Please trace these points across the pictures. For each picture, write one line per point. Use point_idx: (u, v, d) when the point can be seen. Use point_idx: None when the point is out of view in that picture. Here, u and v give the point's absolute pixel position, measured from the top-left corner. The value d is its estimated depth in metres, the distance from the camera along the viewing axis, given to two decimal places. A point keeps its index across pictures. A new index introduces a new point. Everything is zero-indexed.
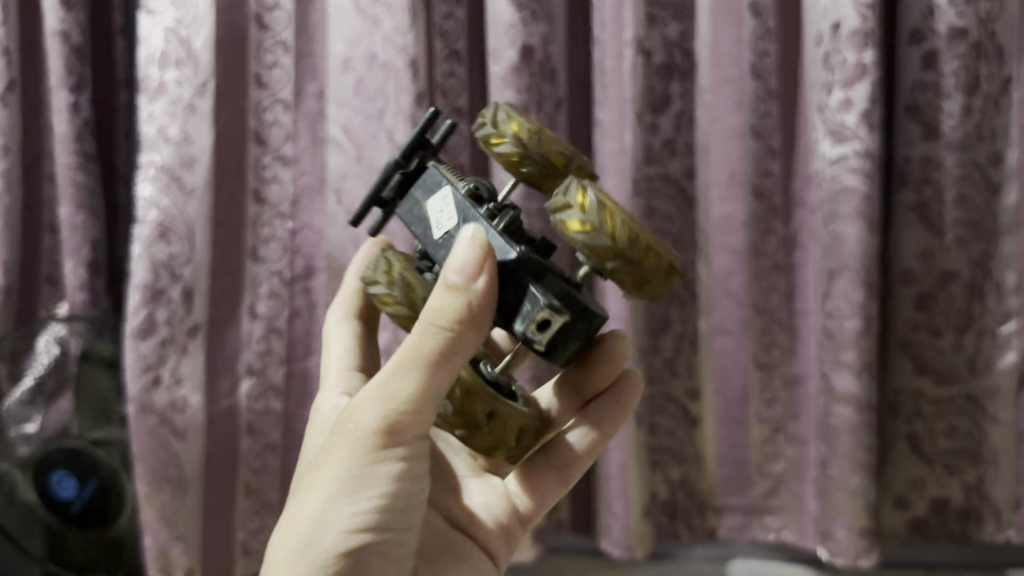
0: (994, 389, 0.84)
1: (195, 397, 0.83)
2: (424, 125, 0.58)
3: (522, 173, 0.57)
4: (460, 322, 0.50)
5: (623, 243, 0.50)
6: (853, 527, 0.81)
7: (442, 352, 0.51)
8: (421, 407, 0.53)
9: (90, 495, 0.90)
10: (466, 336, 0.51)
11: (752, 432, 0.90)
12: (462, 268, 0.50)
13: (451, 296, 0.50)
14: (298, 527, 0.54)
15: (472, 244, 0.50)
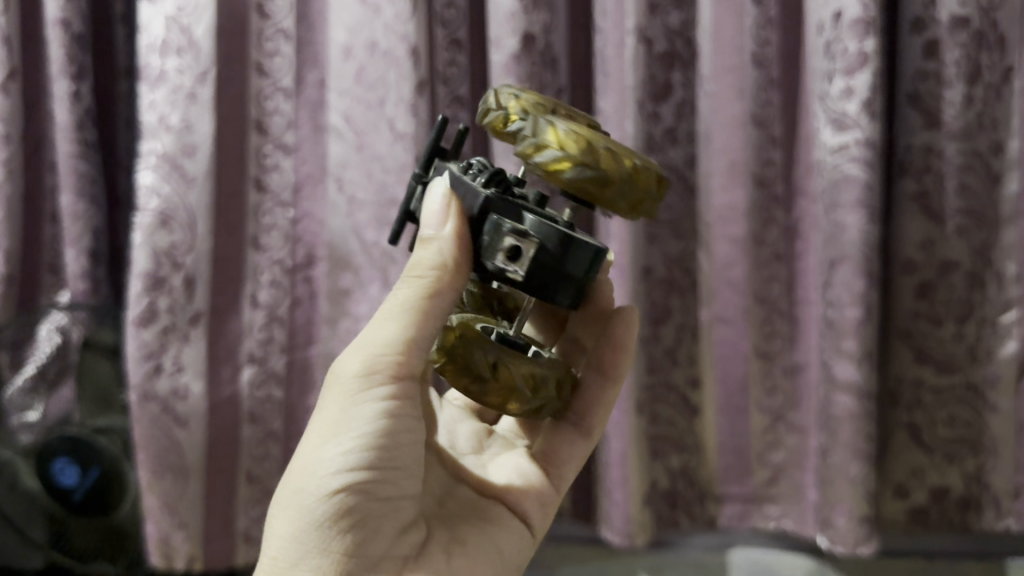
0: (996, 378, 0.85)
1: (196, 385, 0.84)
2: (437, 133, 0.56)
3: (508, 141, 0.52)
4: (436, 270, 0.51)
5: (577, 149, 0.48)
6: (852, 515, 0.81)
7: (419, 300, 0.51)
8: (399, 354, 0.53)
9: (92, 482, 0.87)
10: (446, 284, 0.51)
11: (752, 422, 0.91)
12: (433, 219, 0.50)
13: (426, 247, 0.50)
14: (292, 480, 0.56)
15: (442, 193, 0.50)
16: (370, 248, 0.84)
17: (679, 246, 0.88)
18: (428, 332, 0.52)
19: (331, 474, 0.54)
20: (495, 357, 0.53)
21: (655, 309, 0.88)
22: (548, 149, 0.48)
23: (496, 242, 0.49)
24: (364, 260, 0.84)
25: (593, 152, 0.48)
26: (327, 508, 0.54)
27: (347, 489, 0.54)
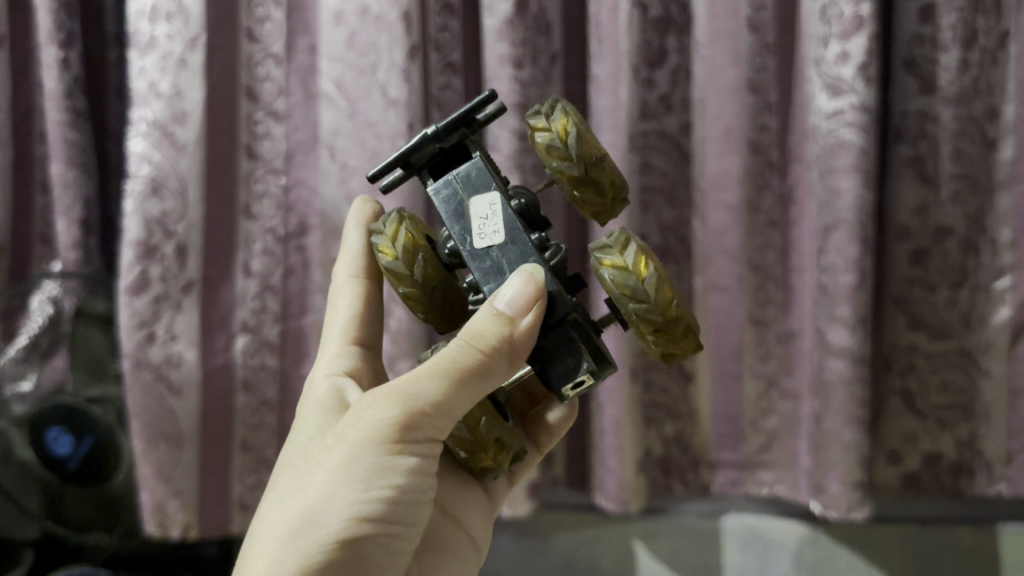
0: (989, 344, 0.85)
1: (190, 353, 0.83)
2: (477, 106, 0.58)
3: (576, 193, 0.59)
4: (498, 349, 0.53)
5: (670, 321, 0.55)
6: (846, 480, 0.82)
7: (473, 369, 0.54)
8: (439, 412, 0.54)
9: (87, 452, 0.88)
10: (497, 362, 0.54)
11: (746, 388, 0.90)
12: (514, 302, 0.53)
13: (495, 322, 0.53)
14: (298, 509, 0.56)
15: (529, 280, 0.53)
16: None
17: (674, 214, 0.88)
18: (467, 398, 0.55)
19: (348, 518, 0.55)
20: (498, 433, 0.58)
21: None
22: (641, 300, 0.54)
23: (566, 365, 0.56)
24: None
25: (671, 325, 0.55)
26: (337, 545, 0.55)
27: (361, 533, 0.55)
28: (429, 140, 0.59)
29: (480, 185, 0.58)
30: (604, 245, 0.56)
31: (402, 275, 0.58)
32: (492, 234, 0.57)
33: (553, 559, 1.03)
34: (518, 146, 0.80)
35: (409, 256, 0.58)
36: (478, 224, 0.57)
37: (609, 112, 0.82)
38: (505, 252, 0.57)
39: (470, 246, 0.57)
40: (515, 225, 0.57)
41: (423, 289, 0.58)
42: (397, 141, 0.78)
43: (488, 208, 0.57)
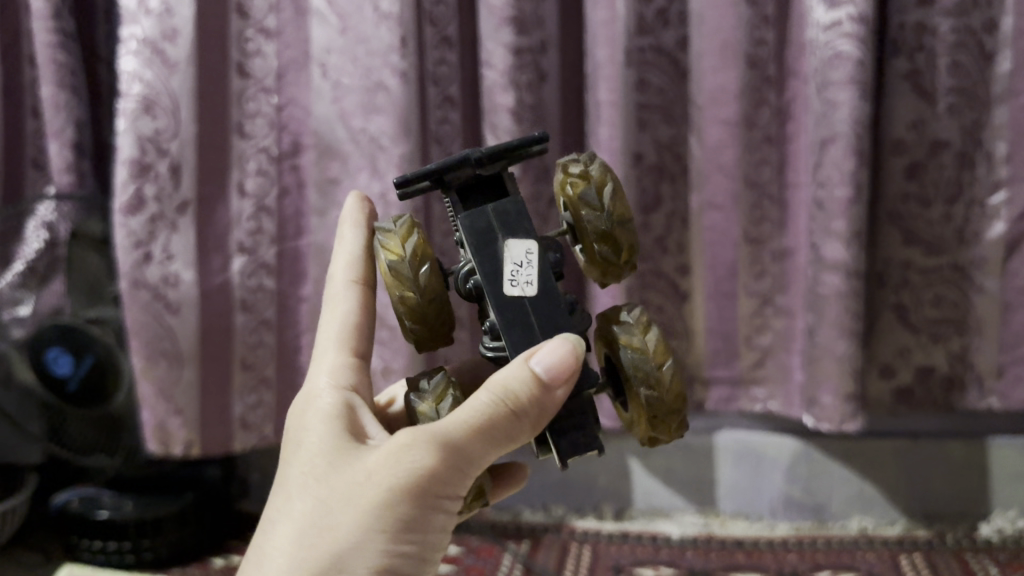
0: (983, 259, 0.85)
1: (187, 274, 0.83)
2: (527, 141, 0.53)
3: (591, 248, 0.53)
4: (526, 410, 0.49)
5: (675, 411, 0.53)
6: (838, 393, 0.83)
7: (502, 421, 0.49)
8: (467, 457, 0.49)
9: (86, 372, 0.88)
10: (522, 424, 0.50)
11: (741, 306, 0.91)
12: (552, 365, 0.49)
13: (531, 383, 0.49)
14: (315, 552, 0.47)
15: (566, 347, 0.49)
16: (357, 135, 0.82)
17: (671, 132, 0.88)
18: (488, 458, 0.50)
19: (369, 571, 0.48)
20: (479, 481, 0.54)
21: (644, 196, 0.88)
22: (653, 386, 0.52)
23: (567, 428, 0.53)
24: (352, 149, 0.83)
25: (671, 419, 0.53)
26: None
27: None
28: (467, 163, 0.52)
29: (516, 225, 0.52)
30: (625, 323, 0.54)
31: (403, 287, 0.53)
32: (526, 284, 0.52)
33: (550, 476, 1.04)
34: (514, 61, 0.78)
35: (414, 271, 0.53)
36: (512, 269, 0.51)
37: (604, 27, 0.81)
38: (536, 307, 0.52)
39: (497, 289, 0.51)
40: (550, 284, 0.52)
41: (422, 312, 0.53)
42: (390, 56, 0.77)
43: (524, 254, 0.52)
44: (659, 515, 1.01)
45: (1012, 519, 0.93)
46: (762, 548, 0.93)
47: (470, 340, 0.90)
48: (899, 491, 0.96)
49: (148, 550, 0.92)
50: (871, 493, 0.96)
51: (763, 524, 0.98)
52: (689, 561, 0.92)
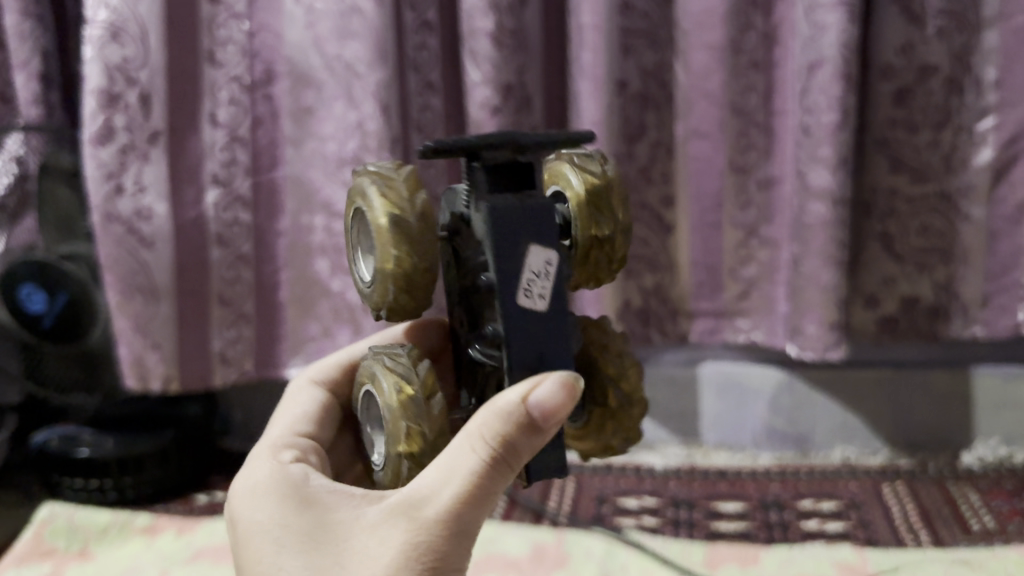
0: (970, 187, 0.84)
1: (159, 207, 0.80)
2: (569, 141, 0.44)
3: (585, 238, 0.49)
4: (523, 453, 0.41)
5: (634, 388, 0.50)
6: (822, 322, 0.83)
7: (493, 482, 0.41)
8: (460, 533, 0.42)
9: (61, 308, 0.86)
10: (502, 467, 0.41)
11: (725, 237, 0.89)
12: (546, 407, 0.40)
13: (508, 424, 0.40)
14: None
15: (561, 380, 0.41)
16: (332, 62, 0.79)
17: (656, 58, 0.85)
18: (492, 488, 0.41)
19: None
20: None
21: (629, 125, 0.86)
22: (627, 398, 0.50)
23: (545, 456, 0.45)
24: (326, 77, 0.80)
25: (625, 429, 0.52)
26: None
27: None
28: (511, 145, 0.43)
29: (545, 227, 0.43)
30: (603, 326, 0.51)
31: (414, 233, 0.45)
32: (539, 298, 0.43)
33: None
34: None
35: (417, 220, 0.45)
36: (528, 279, 0.43)
37: None
38: (543, 326, 0.43)
39: (508, 296, 0.42)
40: (561, 298, 0.44)
41: (419, 259, 0.45)
42: None
43: (545, 266, 0.43)
44: (642, 448, 1.01)
45: (994, 448, 0.94)
46: (745, 478, 0.94)
47: None
48: (882, 422, 0.96)
49: (130, 487, 0.92)
50: (854, 424, 0.96)
51: (746, 455, 0.99)
52: (672, 491, 0.92)
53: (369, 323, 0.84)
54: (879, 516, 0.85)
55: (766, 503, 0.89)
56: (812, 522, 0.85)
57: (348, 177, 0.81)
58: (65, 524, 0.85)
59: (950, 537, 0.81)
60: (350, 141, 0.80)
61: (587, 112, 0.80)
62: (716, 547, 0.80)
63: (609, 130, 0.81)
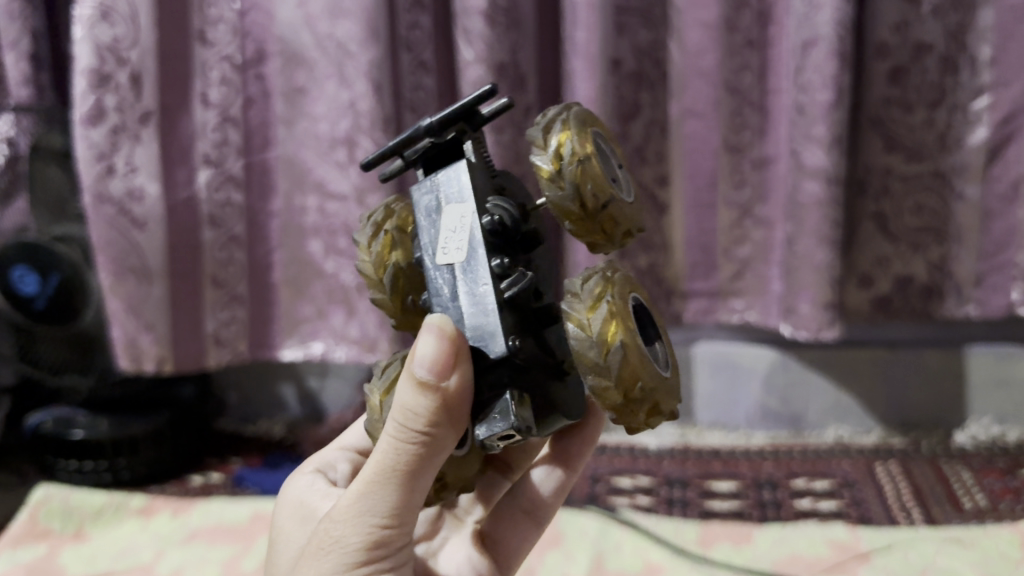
0: (964, 166, 0.84)
1: (151, 187, 0.80)
2: (474, 100, 0.46)
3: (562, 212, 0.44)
4: (435, 424, 0.41)
5: (615, 362, 0.40)
6: (816, 302, 0.83)
7: (417, 462, 0.42)
8: (405, 511, 0.44)
9: (54, 290, 0.86)
10: (430, 440, 0.41)
11: (720, 217, 0.89)
12: (431, 367, 0.40)
13: (418, 396, 0.40)
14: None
15: (437, 334, 0.40)
16: (324, 41, 0.79)
17: (650, 36, 0.84)
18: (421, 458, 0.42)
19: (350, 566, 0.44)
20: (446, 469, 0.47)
21: (622, 104, 0.85)
22: (601, 375, 0.41)
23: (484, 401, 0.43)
24: (318, 55, 0.80)
25: (633, 407, 0.41)
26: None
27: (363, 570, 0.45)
28: (420, 133, 0.47)
29: (457, 190, 0.45)
30: (575, 295, 0.43)
31: (395, 241, 0.49)
32: (454, 251, 0.44)
33: None
34: None
35: (372, 235, 0.49)
36: (445, 239, 0.45)
37: None
38: (462, 274, 0.44)
39: (434, 259, 0.45)
40: (479, 246, 0.44)
41: (377, 261, 0.49)
42: None
43: (458, 221, 0.44)
44: None
45: (987, 426, 0.94)
46: (738, 457, 0.94)
47: None
48: (876, 402, 0.97)
49: (125, 468, 0.92)
50: (848, 403, 0.97)
51: (740, 434, 0.99)
52: (666, 470, 0.92)
53: (362, 304, 0.84)
54: (872, 495, 0.85)
55: (760, 482, 0.89)
56: (805, 500, 0.85)
57: (341, 157, 0.80)
58: (60, 505, 0.85)
59: (942, 515, 0.81)
60: (342, 120, 0.79)
61: (581, 92, 0.80)
62: (710, 526, 0.80)
63: (603, 109, 0.81)
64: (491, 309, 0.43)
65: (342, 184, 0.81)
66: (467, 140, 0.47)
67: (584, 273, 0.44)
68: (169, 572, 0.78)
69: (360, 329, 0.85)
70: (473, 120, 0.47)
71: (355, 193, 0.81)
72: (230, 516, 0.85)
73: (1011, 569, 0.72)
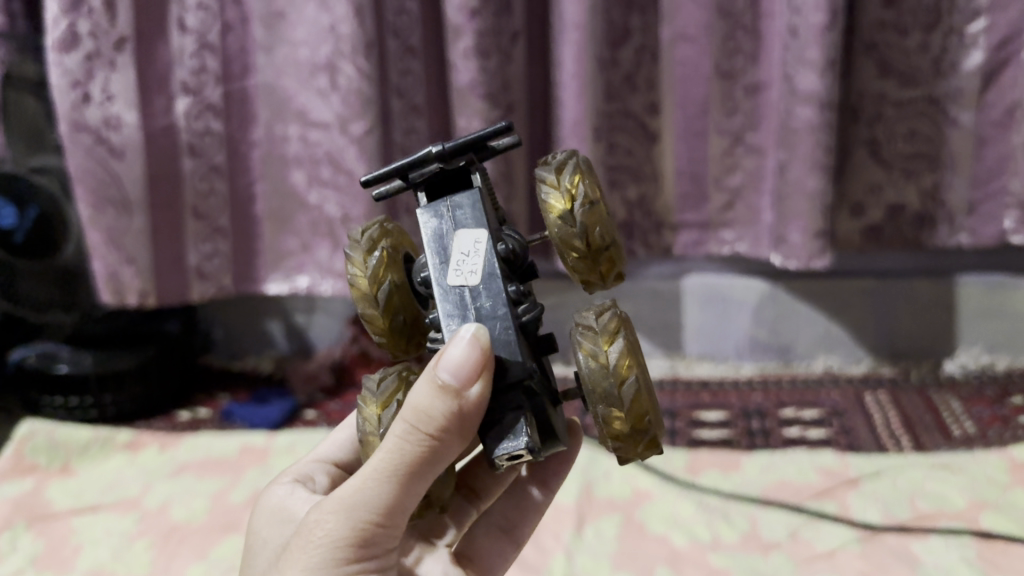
0: (959, 92, 0.82)
1: (129, 116, 0.78)
2: (490, 134, 0.45)
3: (566, 254, 0.45)
4: (448, 429, 0.39)
5: (629, 395, 0.41)
6: (807, 230, 0.82)
7: (423, 464, 0.40)
8: (397, 516, 0.42)
9: (32, 222, 0.84)
10: (443, 443, 0.40)
11: (711, 145, 0.87)
12: (458, 371, 0.38)
13: (439, 399, 0.38)
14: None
15: (470, 342, 0.39)
16: None
17: None
18: (429, 462, 0.40)
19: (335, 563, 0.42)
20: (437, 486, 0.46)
21: (612, 29, 0.83)
22: (611, 406, 0.41)
23: (495, 416, 0.42)
24: None
25: (638, 441, 0.42)
26: None
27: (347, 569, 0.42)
28: (429, 157, 0.45)
29: (473, 213, 0.45)
30: (587, 327, 0.43)
31: (390, 259, 0.48)
32: (468, 274, 0.43)
33: None
34: None
35: (368, 250, 0.48)
36: (457, 260, 0.44)
37: None
38: (478, 297, 0.43)
39: (442, 281, 0.44)
40: (497, 274, 0.43)
41: (372, 275, 0.47)
42: None
43: (472, 245, 0.44)
44: None
45: (976, 356, 0.95)
46: (727, 388, 0.94)
47: None
48: (866, 332, 0.96)
49: (111, 404, 0.91)
50: (838, 334, 0.97)
51: (729, 366, 0.99)
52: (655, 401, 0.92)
53: (347, 237, 0.82)
54: (860, 422, 0.86)
55: (749, 411, 0.89)
56: (794, 429, 0.85)
57: (322, 84, 0.78)
58: (45, 441, 0.84)
59: (931, 442, 0.82)
60: (323, 45, 0.77)
61: (569, 16, 0.78)
62: (699, 454, 0.81)
63: (592, 35, 0.78)
64: (509, 332, 0.43)
65: (325, 113, 0.79)
66: (474, 170, 0.46)
67: (597, 306, 0.44)
68: (157, 505, 0.78)
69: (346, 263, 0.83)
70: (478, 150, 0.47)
71: (337, 121, 0.78)
72: (218, 449, 0.85)
73: (999, 494, 0.72)
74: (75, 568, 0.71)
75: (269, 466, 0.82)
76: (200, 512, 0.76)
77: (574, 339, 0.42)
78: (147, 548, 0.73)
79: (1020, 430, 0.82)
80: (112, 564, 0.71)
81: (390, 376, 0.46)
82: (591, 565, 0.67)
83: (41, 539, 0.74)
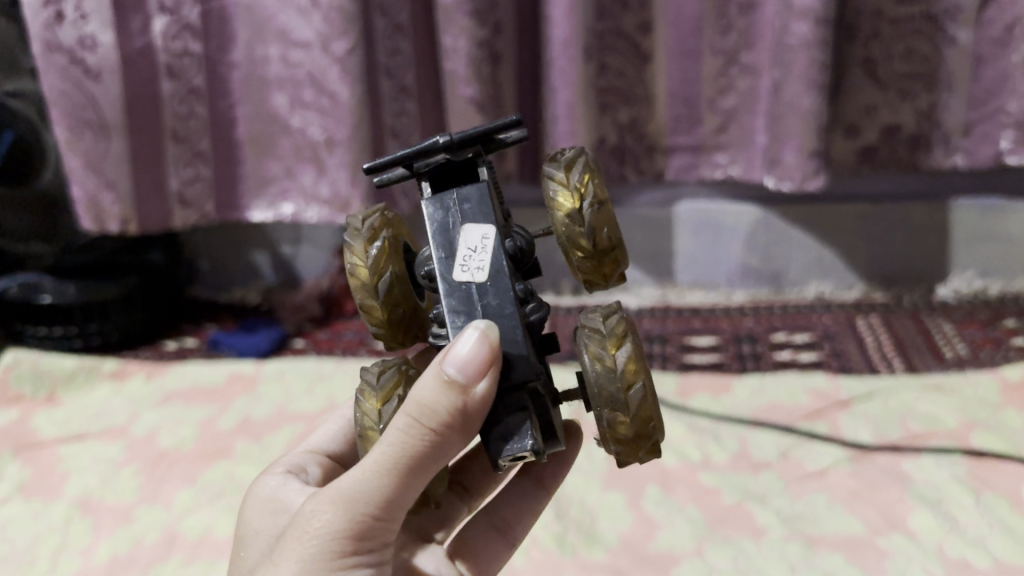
0: (958, 9, 0.79)
1: (105, 36, 0.75)
2: (502, 127, 0.40)
3: (571, 253, 0.40)
4: (451, 425, 0.36)
5: (636, 400, 0.38)
6: (801, 151, 0.80)
7: (426, 456, 0.37)
8: (395, 509, 0.39)
9: (8, 148, 0.83)
10: (447, 437, 0.37)
11: (704, 65, 0.85)
12: (465, 364, 0.36)
13: (446, 391, 0.36)
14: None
15: (479, 337, 0.36)
16: None
17: None
18: (432, 454, 0.37)
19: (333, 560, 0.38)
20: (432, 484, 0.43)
21: None
22: (616, 410, 0.38)
23: (499, 417, 0.40)
24: None
25: (641, 443, 0.39)
26: None
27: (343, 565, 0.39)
28: (436, 148, 0.41)
29: (484, 205, 0.41)
30: (595, 328, 0.39)
31: (391, 249, 0.44)
32: (475, 271, 0.40)
33: None
34: None
35: (369, 239, 0.43)
36: (463, 255, 0.40)
37: None
38: (485, 294, 0.40)
39: (445, 276, 0.40)
40: (506, 271, 0.40)
41: (374, 265, 0.43)
42: None
43: (480, 240, 0.40)
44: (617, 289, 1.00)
45: (970, 280, 0.94)
46: (718, 314, 0.94)
47: (420, 112, 0.83)
48: (858, 257, 0.96)
49: (96, 334, 0.90)
50: (830, 259, 0.96)
51: (720, 293, 0.99)
52: (646, 327, 0.92)
53: (331, 160, 0.81)
54: (853, 345, 0.85)
55: (740, 336, 0.89)
56: (785, 353, 0.85)
57: (302, 1, 0.75)
58: (30, 370, 0.83)
59: (923, 364, 0.81)
60: None
61: None
62: (690, 378, 0.80)
63: None
64: (517, 334, 0.39)
65: (306, 32, 0.76)
66: (481, 163, 0.42)
67: (606, 306, 0.41)
68: (144, 433, 0.77)
69: (330, 188, 0.82)
70: (486, 143, 0.42)
71: (318, 40, 0.76)
72: (206, 377, 0.84)
73: (990, 414, 0.72)
74: (63, 495, 0.70)
75: (257, 394, 0.82)
76: (189, 439, 0.76)
77: (578, 336, 0.40)
78: (135, 474, 0.72)
79: (1011, 352, 0.82)
80: (100, 491, 0.70)
81: (390, 369, 0.43)
82: (582, 485, 0.67)
83: (29, 467, 0.73)
